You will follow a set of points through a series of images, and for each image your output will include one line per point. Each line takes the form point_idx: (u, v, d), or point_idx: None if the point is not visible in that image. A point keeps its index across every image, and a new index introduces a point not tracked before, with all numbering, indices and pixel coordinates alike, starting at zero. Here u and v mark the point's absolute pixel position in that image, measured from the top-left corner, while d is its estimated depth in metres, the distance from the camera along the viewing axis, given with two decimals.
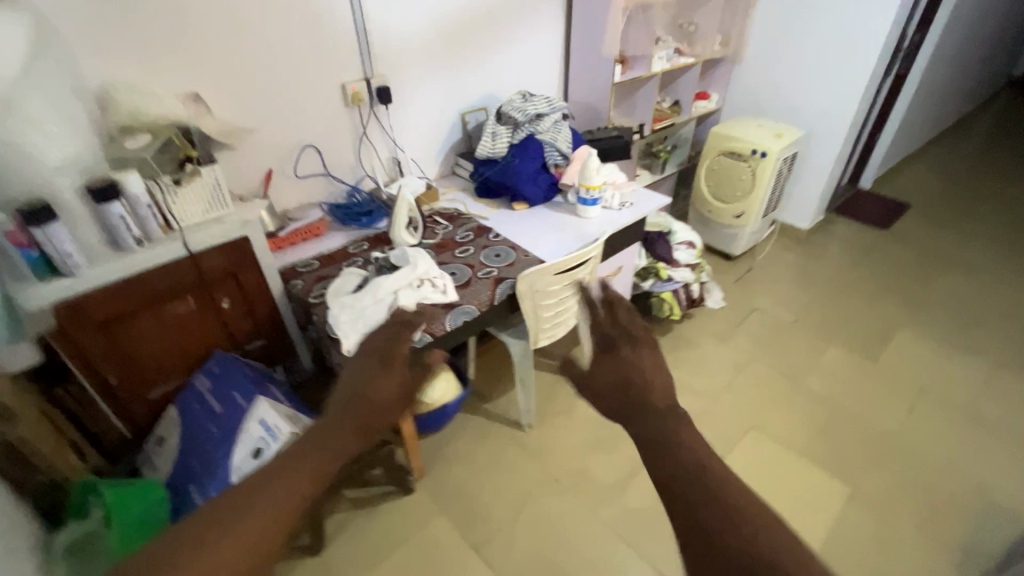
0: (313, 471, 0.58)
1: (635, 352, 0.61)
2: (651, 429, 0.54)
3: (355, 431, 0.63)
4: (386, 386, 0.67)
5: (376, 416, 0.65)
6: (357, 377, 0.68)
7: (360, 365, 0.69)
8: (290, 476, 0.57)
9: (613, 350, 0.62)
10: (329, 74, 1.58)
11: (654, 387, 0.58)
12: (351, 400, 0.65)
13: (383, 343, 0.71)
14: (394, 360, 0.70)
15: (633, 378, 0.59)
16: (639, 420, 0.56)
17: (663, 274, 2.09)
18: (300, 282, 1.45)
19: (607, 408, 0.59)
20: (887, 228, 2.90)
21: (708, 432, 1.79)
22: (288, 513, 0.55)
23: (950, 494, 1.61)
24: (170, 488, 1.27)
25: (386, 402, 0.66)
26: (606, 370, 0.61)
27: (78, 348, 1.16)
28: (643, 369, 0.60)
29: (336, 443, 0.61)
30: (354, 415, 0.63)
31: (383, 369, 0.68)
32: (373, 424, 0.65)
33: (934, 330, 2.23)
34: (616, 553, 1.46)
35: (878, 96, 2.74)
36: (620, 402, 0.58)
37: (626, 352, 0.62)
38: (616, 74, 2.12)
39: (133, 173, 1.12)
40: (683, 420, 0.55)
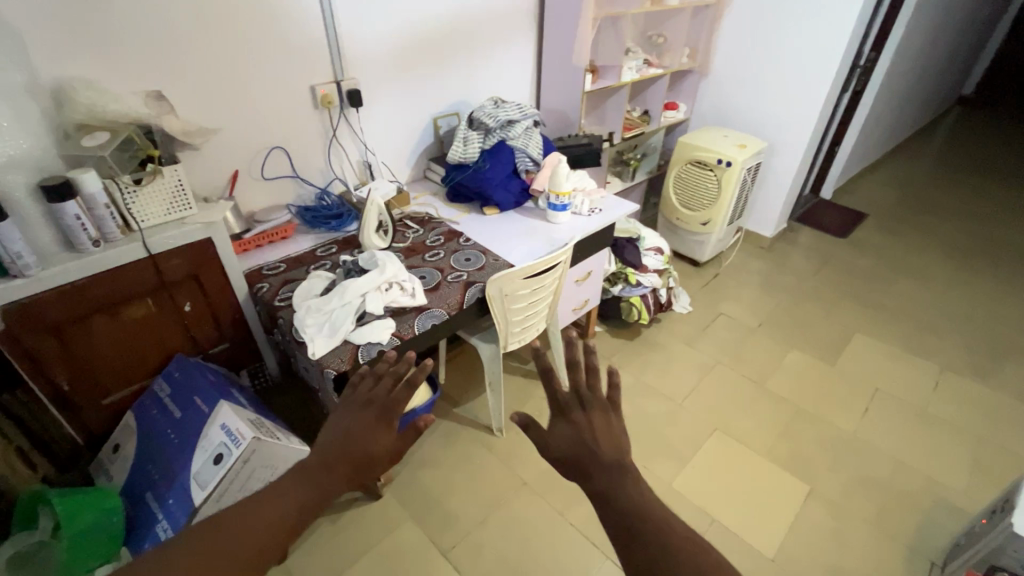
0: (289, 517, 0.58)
1: (587, 417, 0.61)
2: (608, 497, 0.55)
3: (337, 482, 0.60)
4: (379, 442, 0.62)
5: (362, 470, 0.62)
6: (351, 424, 0.63)
7: (357, 407, 0.65)
8: (266, 520, 0.57)
9: (565, 414, 0.62)
10: (298, 75, 1.57)
11: (607, 448, 0.59)
12: (339, 449, 0.62)
13: (389, 389, 0.65)
14: (395, 414, 0.64)
15: (589, 444, 0.59)
16: (594, 483, 0.57)
17: (632, 279, 2.13)
18: (266, 285, 1.42)
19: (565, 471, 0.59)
20: (845, 237, 3.03)
21: (675, 434, 1.84)
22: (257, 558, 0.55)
23: (901, 490, 1.69)
24: (125, 496, 1.24)
25: (376, 459, 0.62)
26: (563, 437, 0.60)
27: (28, 353, 1.11)
28: (598, 434, 0.60)
29: (314, 492, 0.60)
30: (338, 469, 0.61)
31: (381, 422, 0.63)
32: (357, 478, 0.62)
33: (888, 334, 2.34)
34: (583, 555, 1.48)
35: (837, 110, 2.86)
36: (576, 467, 0.59)
37: (580, 415, 0.61)
38: (587, 83, 2.16)
39: (90, 172, 1.10)
40: (634, 479, 0.57)
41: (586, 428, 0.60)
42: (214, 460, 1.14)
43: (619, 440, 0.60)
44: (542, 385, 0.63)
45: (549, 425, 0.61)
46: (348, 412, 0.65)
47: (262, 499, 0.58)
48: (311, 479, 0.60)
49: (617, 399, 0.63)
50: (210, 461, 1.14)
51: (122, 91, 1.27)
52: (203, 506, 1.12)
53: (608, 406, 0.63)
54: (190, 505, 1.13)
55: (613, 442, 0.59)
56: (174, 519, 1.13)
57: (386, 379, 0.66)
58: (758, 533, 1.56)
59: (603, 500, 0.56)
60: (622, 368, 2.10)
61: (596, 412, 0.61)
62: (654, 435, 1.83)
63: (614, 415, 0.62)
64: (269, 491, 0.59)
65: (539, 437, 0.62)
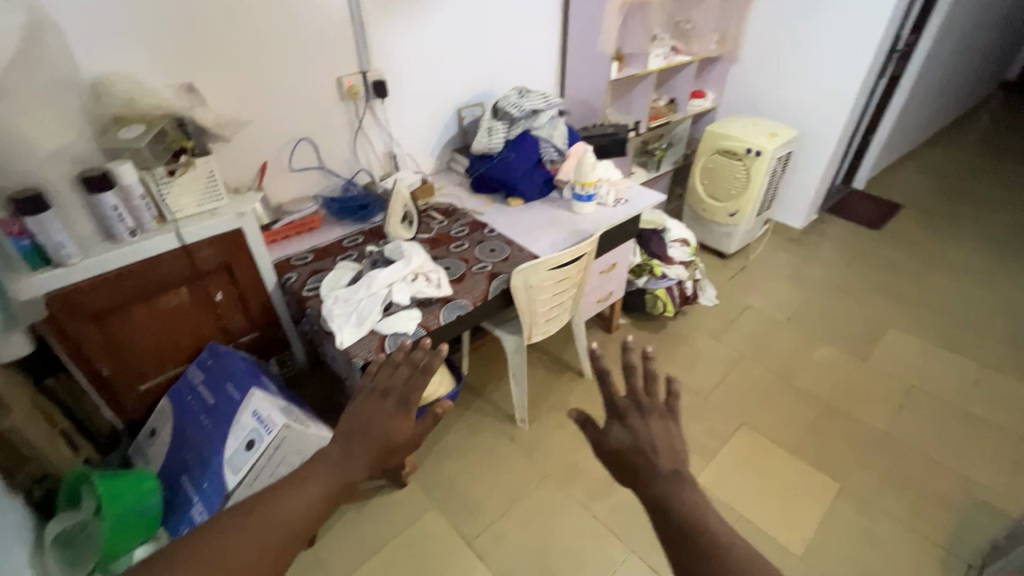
0: (317, 503, 0.58)
1: (645, 421, 0.60)
2: (663, 502, 0.54)
3: (359, 469, 0.61)
4: (399, 429, 0.63)
5: (382, 457, 0.62)
6: (371, 412, 0.63)
7: (375, 396, 0.65)
8: (294, 507, 0.57)
9: (621, 418, 0.61)
10: (326, 66, 1.58)
11: (665, 458, 0.57)
12: (361, 437, 0.62)
13: (406, 376, 0.66)
14: (414, 400, 0.65)
15: (645, 450, 0.58)
16: (648, 489, 0.56)
17: (657, 271, 2.10)
18: (294, 276, 1.45)
19: (620, 475, 0.59)
20: (879, 229, 2.93)
21: (700, 429, 1.81)
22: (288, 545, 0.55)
23: (937, 490, 1.63)
24: (162, 479, 1.28)
25: (396, 446, 0.63)
26: (618, 440, 0.60)
27: (71, 338, 1.15)
28: (654, 440, 0.59)
29: (339, 479, 0.60)
30: (361, 456, 0.61)
31: (400, 410, 0.64)
32: (378, 465, 0.62)
33: (924, 330, 2.26)
34: (607, 548, 1.48)
35: (873, 97, 2.75)
36: (630, 472, 0.58)
37: (636, 420, 0.60)
38: (613, 71, 2.12)
39: (127, 163, 1.13)
40: (691, 488, 0.56)
41: (644, 433, 0.59)
42: (246, 445, 1.17)
43: (677, 448, 0.59)
44: (599, 387, 0.63)
45: (604, 425, 0.61)
46: (365, 400, 0.65)
47: (288, 487, 0.58)
48: (335, 466, 0.60)
49: (676, 408, 0.62)
50: (242, 446, 1.17)
51: (157, 84, 1.30)
52: (236, 490, 1.15)
53: (666, 413, 0.62)
54: (225, 488, 1.16)
55: (670, 450, 0.58)
56: (209, 501, 1.17)
57: (402, 366, 0.67)
58: (787, 531, 1.53)
59: (657, 505, 0.54)
60: None
61: (653, 419, 0.60)
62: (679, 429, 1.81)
63: (672, 423, 0.61)
64: (293, 480, 0.59)
65: (594, 438, 0.62)
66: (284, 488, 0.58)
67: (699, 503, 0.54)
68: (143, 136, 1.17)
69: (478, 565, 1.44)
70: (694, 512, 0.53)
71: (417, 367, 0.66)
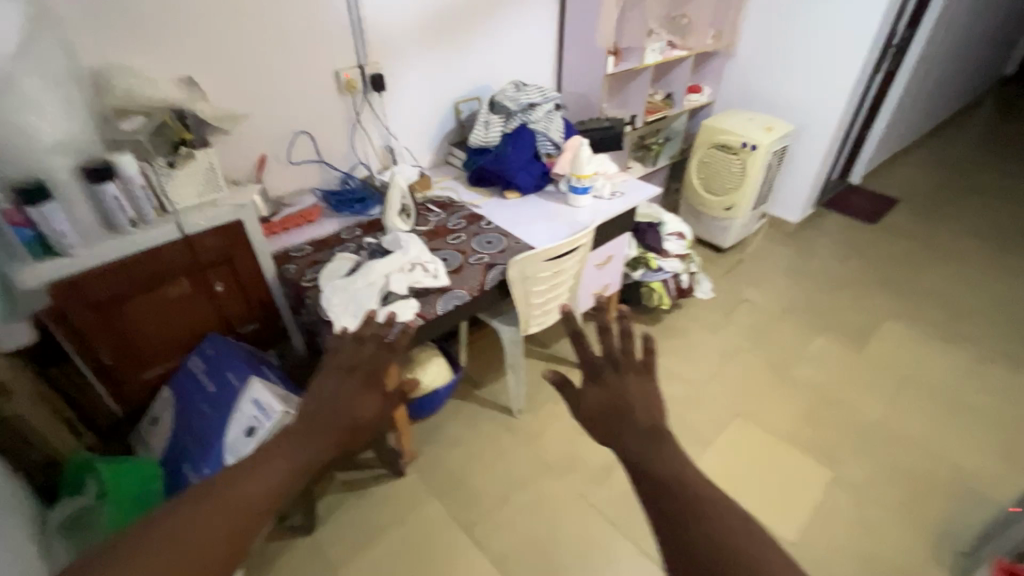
0: (278, 484, 0.57)
1: (621, 379, 0.63)
2: (641, 457, 0.57)
3: (322, 447, 0.60)
4: (365, 408, 0.63)
5: (348, 437, 0.62)
6: (336, 389, 0.64)
7: (341, 373, 0.65)
8: (256, 487, 0.55)
9: (598, 377, 0.64)
10: (324, 59, 1.59)
11: (641, 415, 0.60)
12: (325, 415, 0.61)
13: (373, 354, 0.67)
14: (381, 378, 0.65)
15: (621, 406, 0.61)
16: (625, 444, 0.59)
17: (653, 263, 2.11)
18: (293, 266, 1.48)
19: (598, 432, 0.62)
20: (875, 223, 2.95)
21: (696, 418, 1.83)
22: (246, 527, 0.54)
23: (929, 478, 1.66)
24: (165, 465, 1.30)
25: (362, 424, 0.63)
26: (594, 399, 0.63)
27: (72, 328, 1.17)
28: (630, 396, 0.62)
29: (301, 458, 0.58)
30: (324, 435, 0.60)
31: (366, 386, 0.64)
32: (342, 444, 0.62)
33: (918, 322, 2.28)
34: (602, 535, 1.50)
35: (869, 91, 2.77)
36: (608, 428, 0.61)
37: (611, 378, 0.63)
38: (609, 65, 2.14)
39: (127, 155, 1.14)
40: (666, 441, 0.59)
41: (622, 391, 0.62)
42: (247, 432, 1.19)
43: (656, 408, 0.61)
44: (574, 347, 0.66)
45: (580, 386, 0.64)
46: (331, 378, 0.65)
47: (246, 470, 0.56)
48: (298, 445, 0.59)
49: (652, 366, 0.64)
50: (243, 433, 1.20)
51: (157, 76, 1.31)
52: None
53: (642, 372, 0.64)
54: None
55: (648, 408, 0.61)
56: None
57: (368, 343, 0.67)
58: (781, 519, 1.55)
59: (633, 459, 0.57)
60: None
61: (630, 377, 0.63)
62: (674, 419, 1.83)
63: (648, 381, 0.64)
64: (254, 460, 0.58)
65: (571, 399, 0.65)
66: (244, 470, 0.57)
67: (674, 455, 0.57)
68: None
69: (476, 552, 1.46)
70: (669, 463, 0.55)
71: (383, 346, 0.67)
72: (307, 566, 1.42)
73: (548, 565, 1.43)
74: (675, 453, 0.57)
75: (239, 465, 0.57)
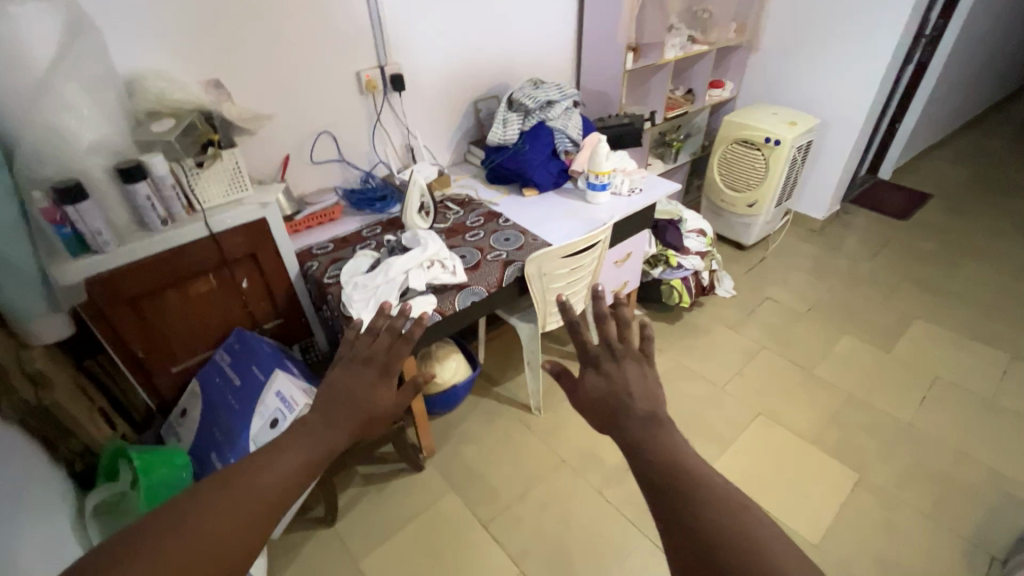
0: (294, 474, 0.56)
1: (620, 366, 0.64)
2: (641, 443, 0.57)
3: (339, 435, 0.61)
4: (381, 398, 0.65)
5: (364, 426, 0.63)
6: (354, 380, 0.65)
7: (357, 364, 0.66)
8: (274, 477, 0.55)
9: (596, 365, 0.65)
10: (345, 60, 1.62)
11: (641, 403, 0.61)
12: (343, 404, 0.63)
13: (387, 345, 0.67)
14: (395, 368, 0.67)
15: (620, 393, 0.62)
16: (623, 431, 0.60)
17: (673, 261, 2.09)
18: (315, 264, 1.50)
19: (600, 420, 0.62)
20: (905, 219, 2.86)
21: (716, 418, 1.81)
22: (260, 519, 0.52)
23: (960, 481, 1.60)
24: (193, 455, 1.34)
25: (376, 415, 0.64)
26: (594, 386, 0.64)
27: (107, 321, 1.22)
28: (629, 385, 0.63)
29: (317, 447, 0.59)
30: (341, 424, 0.61)
31: (381, 377, 0.65)
32: (358, 434, 0.63)
33: (950, 321, 2.20)
34: (620, 533, 1.49)
35: (899, 83, 2.68)
36: (608, 416, 0.62)
37: (611, 366, 0.65)
38: (629, 61, 2.13)
39: (158, 155, 1.19)
40: (665, 429, 0.59)
41: (620, 378, 0.63)
42: (271, 424, 1.23)
43: (655, 394, 0.62)
44: (571, 337, 0.68)
45: (579, 374, 0.66)
46: (347, 369, 0.66)
47: (264, 459, 0.56)
48: (315, 435, 0.60)
49: (650, 352, 0.66)
50: (267, 425, 1.24)
51: (186, 79, 1.36)
52: None
53: (640, 358, 0.66)
54: None
55: (645, 393, 0.62)
56: None
57: (383, 335, 0.68)
58: (803, 520, 1.52)
59: (636, 447, 0.58)
60: (661, 351, 2.08)
61: (629, 363, 0.64)
62: (694, 418, 1.81)
63: (646, 366, 0.65)
64: (269, 450, 0.57)
65: (569, 386, 0.66)
66: (260, 460, 0.56)
67: (676, 444, 0.58)
68: (173, 129, 1.23)
69: (493, 547, 1.47)
70: (668, 448, 0.56)
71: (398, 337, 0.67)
72: (329, 558, 1.44)
73: (566, 562, 1.43)
74: (673, 437, 0.58)
75: (254, 456, 0.56)
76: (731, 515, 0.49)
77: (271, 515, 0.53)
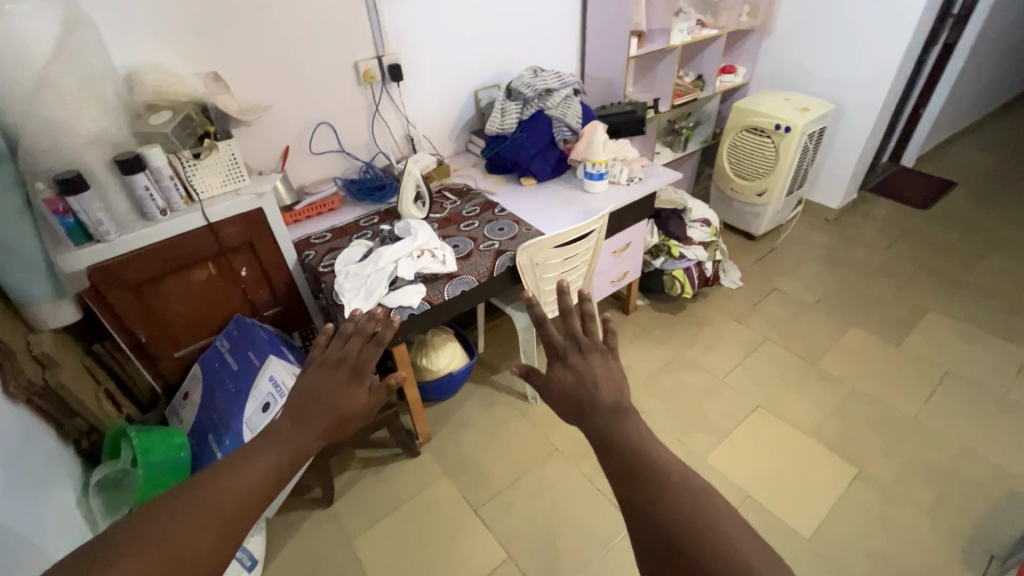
0: (265, 480, 0.58)
1: (586, 359, 0.66)
2: (608, 434, 0.59)
3: (311, 439, 0.63)
4: (352, 400, 0.66)
5: (336, 427, 0.65)
6: (325, 384, 0.67)
7: (328, 367, 0.68)
8: (243, 483, 0.57)
9: (562, 358, 0.67)
10: (342, 51, 1.63)
11: (606, 394, 0.63)
12: (314, 407, 0.64)
13: (359, 348, 0.69)
14: (367, 369, 0.68)
15: (587, 385, 0.64)
16: (592, 423, 0.61)
17: (675, 251, 2.04)
18: (313, 253, 1.54)
19: (567, 413, 0.64)
20: (926, 209, 2.75)
21: (714, 409, 1.79)
22: (230, 527, 0.54)
23: (964, 477, 1.56)
24: (193, 437, 1.39)
25: (348, 415, 0.66)
26: (562, 380, 0.65)
27: (110, 306, 1.28)
28: (595, 376, 0.64)
29: (289, 452, 0.61)
30: (312, 427, 0.63)
31: (353, 379, 0.67)
32: (331, 436, 0.65)
33: (967, 314, 2.12)
34: (610, 520, 1.50)
35: (922, 66, 2.57)
36: (575, 407, 0.63)
37: (576, 359, 0.66)
38: (633, 47, 2.09)
39: (155, 147, 1.23)
40: (630, 418, 0.61)
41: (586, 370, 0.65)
42: (263, 408, 1.27)
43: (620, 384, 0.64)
44: (538, 333, 0.69)
45: (548, 368, 0.66)
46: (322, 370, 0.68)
47: (233, 464, 0.58)
48: (286, 440, 0.62)
49: (614, 345, 0.68)
50: (260, 408, 1.28)
51: (184, 72, 1.39)
52: None
53: (605, 351, 0.68)
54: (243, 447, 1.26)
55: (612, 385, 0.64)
56: None
57: (354, 338, 0.69)
58: (797, 512, 1.50)
59: (603, 439, 0.59)
60: (662, 342, 2.07)
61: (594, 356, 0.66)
62: (692, 410, 1.79)
63: (611, 358, 0.67)
64: (240, 457, 0.59)
65: (537, 382, 0.68)
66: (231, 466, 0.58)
67: (641, 433, 0.59)
68: (170, 122, 1.26)
69: (483, 532, 1.49)
70: (633, 438, 0.58)
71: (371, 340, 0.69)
72: (326, 538, 1.49)
73: (557, 549, 1.45)
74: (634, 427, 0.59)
75: (225, 462, 0.58)
76: (688, 499, 0.50)
77: (245, 519, 0.55)
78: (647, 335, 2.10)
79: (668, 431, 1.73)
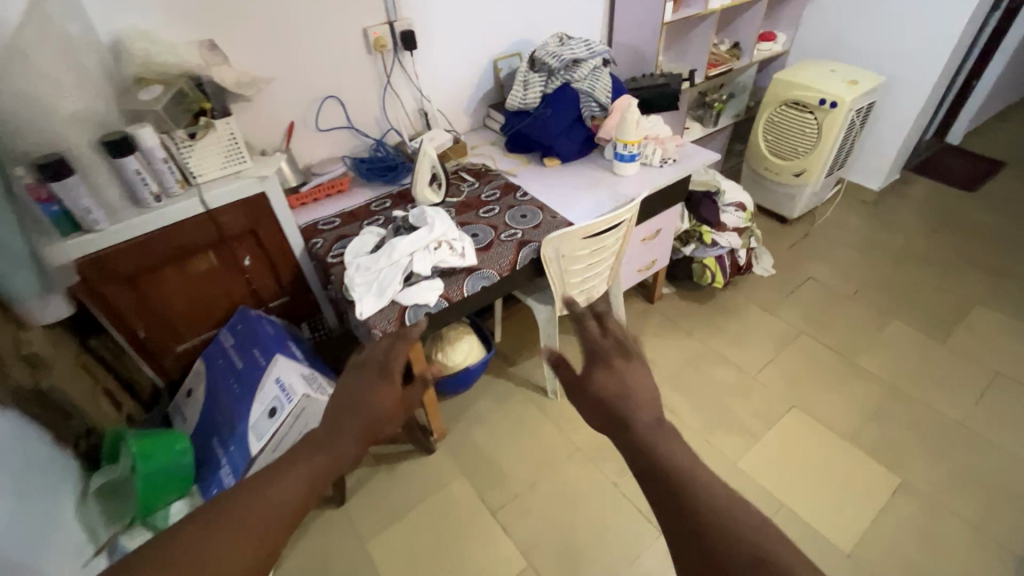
0: (299, 488, 0.58)
1: (626, 364, 0.61)
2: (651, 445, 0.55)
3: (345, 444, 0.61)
4: (384, 399, 0.64)
5: (371, 428, 0.63)
6: (354, 387, 0.65)
7: (358, 372, 0.67)
8: (278, 492, 0.56)
9: (605, 362, 0.61)
10: (351, 16, 1.48)
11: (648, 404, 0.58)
12: (347, 411, 0.63)
13: (387, 349, 0.69)
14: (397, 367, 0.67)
15: (627, 393, 0.59)
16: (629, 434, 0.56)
17: (707, 238, 1.90)
18: (320, 241, 1.42)
19: (602, 422, 0.59)
20: (973, 191, 2.56)
21: (746, 408, 1.69)
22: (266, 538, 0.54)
23: (1014, 489, 1.46)
24: (197, 439, 1.31)
25: (381, 417, 0.64)
26: (599, 386, 0.60)
27: (104, 300, 1.19)
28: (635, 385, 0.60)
29: (326, 458, 0.60)
30: (346, 431, 0.62)
31: (383, 378, 0.66)
32: (368, 438, 0.63)
33: (1018, 308, 1.98)
34: (634, 528, 1.43)
35: (983, 34, 2.34)
36: (610, 413, 0.58)
37: (617, 363, 0.61)
38: (668, 12, 1.89)
39: (146, 127, 1.12)
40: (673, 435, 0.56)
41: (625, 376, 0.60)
42: (269, 413, 1.17)
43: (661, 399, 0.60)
44: (578, 330, 0.64)
45: (584, 370, 0.61)
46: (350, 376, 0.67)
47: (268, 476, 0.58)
48: (321, 445, 0.61)
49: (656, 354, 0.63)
50: (266, 413, 1.18)
51: (176, 40, 1.25)
52: (259, 456, 1.15)
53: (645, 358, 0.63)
54: (248, 454, 1.17)
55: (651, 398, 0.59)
56: (235, 465, 1.18)
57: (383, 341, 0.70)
58: (834, 523, 1.41)
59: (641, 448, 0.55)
60: (690, 334, 1.95)
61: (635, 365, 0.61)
62: (721, 409, 1.69)
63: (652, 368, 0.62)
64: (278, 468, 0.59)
65: (571, 382, 0.62)
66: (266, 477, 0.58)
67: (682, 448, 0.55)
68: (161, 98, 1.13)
69: (501, 537, 1.43)
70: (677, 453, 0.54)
71: (399, 339, 0.69)
72: (338, 539, 1.43)
73: (577, 555, 1.38)
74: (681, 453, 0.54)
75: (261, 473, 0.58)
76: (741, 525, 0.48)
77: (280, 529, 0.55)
78: (673, 326, 1.98)
79: (696, 431, 1.64)
